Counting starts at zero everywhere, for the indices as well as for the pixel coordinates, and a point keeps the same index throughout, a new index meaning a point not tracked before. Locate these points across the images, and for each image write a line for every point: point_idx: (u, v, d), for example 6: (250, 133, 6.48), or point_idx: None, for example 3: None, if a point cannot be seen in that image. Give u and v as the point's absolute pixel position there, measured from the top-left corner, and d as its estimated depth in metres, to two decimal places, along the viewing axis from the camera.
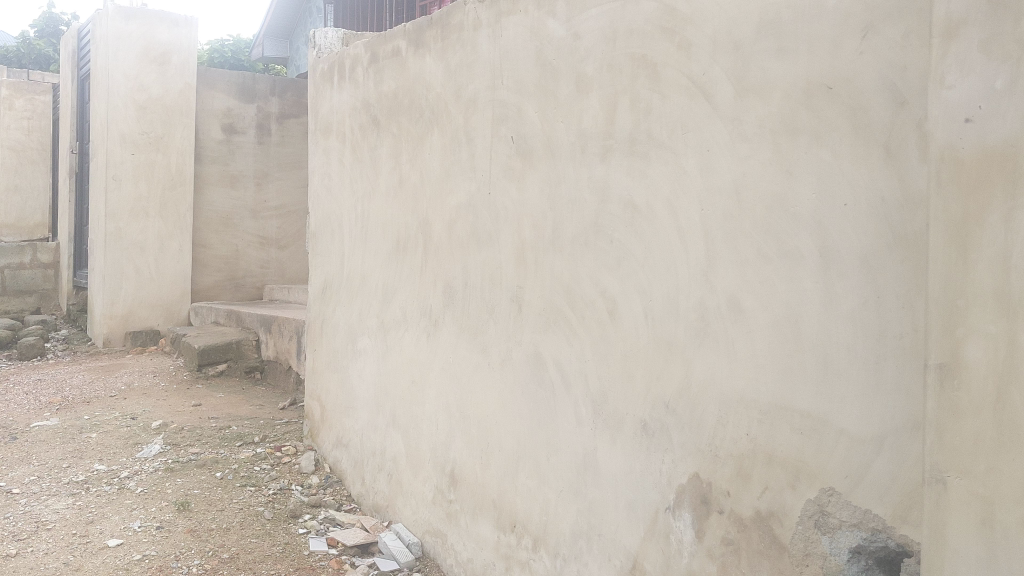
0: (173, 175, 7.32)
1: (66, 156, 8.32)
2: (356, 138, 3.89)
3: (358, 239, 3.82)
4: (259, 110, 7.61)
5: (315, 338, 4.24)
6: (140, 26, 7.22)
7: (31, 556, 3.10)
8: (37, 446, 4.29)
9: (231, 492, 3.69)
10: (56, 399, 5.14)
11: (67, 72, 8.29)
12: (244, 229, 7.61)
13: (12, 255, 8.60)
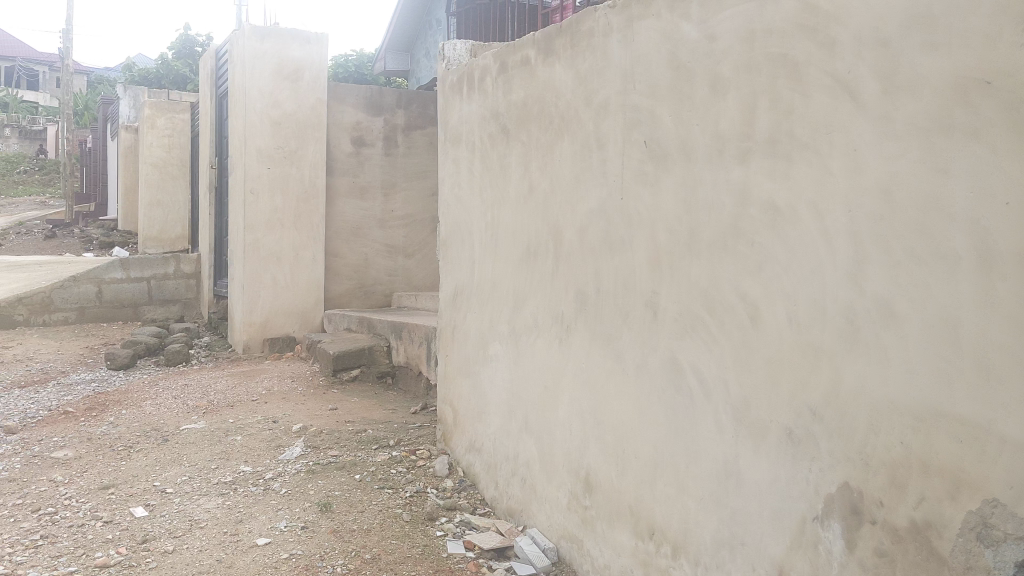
0: (307, 187, 7.58)
1: (205, 171, 8.71)
2: (485, 147, 3.94)
3: (489, 246, 3.87)
4: (386, 122, 7.82)
5: (445, 344, 4.31)
6: (274, 44, 7.44)
7: (187, 552, 3.26)
8: (187, 447, 4.51)
9: (370, 494, 3.79)
10: (202, 403, 5.39)
11: (206, 91, 8.68)
12: (373, 239, 7.83)
13: (157, 266, 9.05)
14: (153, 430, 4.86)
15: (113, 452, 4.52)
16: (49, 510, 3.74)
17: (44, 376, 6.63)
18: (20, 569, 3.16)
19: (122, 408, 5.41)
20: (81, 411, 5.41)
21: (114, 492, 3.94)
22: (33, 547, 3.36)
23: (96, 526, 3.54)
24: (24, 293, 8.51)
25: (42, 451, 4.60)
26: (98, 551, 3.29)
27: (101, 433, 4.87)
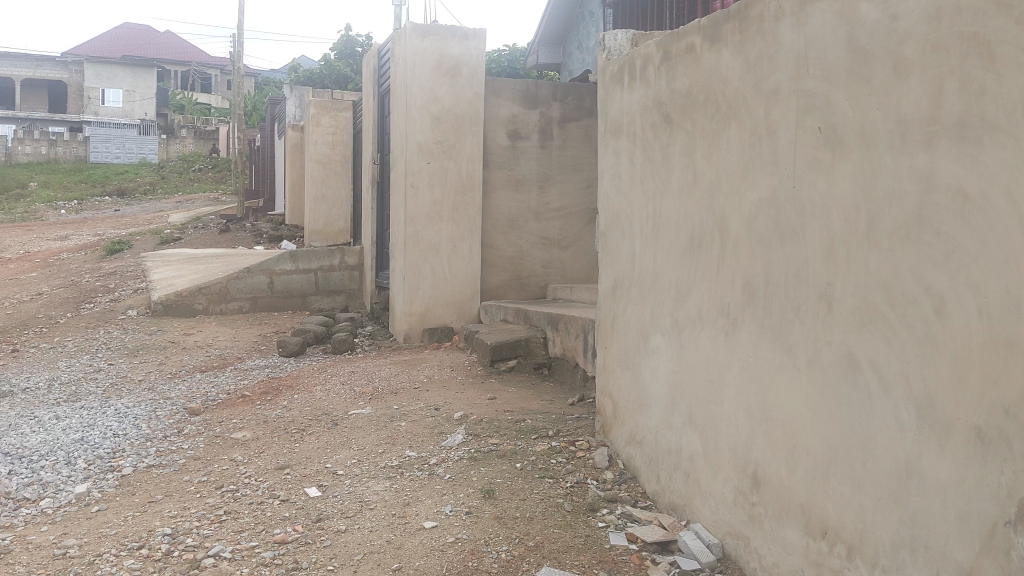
0: (464, 181, 7.69)
1: (368, 166, 8.98)
2: (647, 136, 3.90)
3: (651, 237, 3.83)
4: (542, 115, 7.85)
5: (605, 335, 4.29)
6: (434, 41, 7.53)
7: (359, 532, 3.39)
8: (356, 431, 4.69)
9: (532, 482, 3.83)
10: (368, 390, 5.59)
11: (368, 88, 8.96)
12: (528, 231, 7.89)
13: (324, 258, 9.40)
14: (323, 415, 5.08)
15: (287, 434, 4.74)
16: (231, 487, 3.97)
17: (222, 361, 7.03)
18: (207, 542, 3.36)
19: (293, 393, 5.68)
20: (256, 395, 5.71)
21: (289, 472, 4.14)
22: (218, 521, 3.57)
23: (274, 504, 3.73)
24: (203, 284, 9.06)
25: (223, 432, 4.88)
26: (277, 528, 3.47)
27: (275, 416, 5.12)
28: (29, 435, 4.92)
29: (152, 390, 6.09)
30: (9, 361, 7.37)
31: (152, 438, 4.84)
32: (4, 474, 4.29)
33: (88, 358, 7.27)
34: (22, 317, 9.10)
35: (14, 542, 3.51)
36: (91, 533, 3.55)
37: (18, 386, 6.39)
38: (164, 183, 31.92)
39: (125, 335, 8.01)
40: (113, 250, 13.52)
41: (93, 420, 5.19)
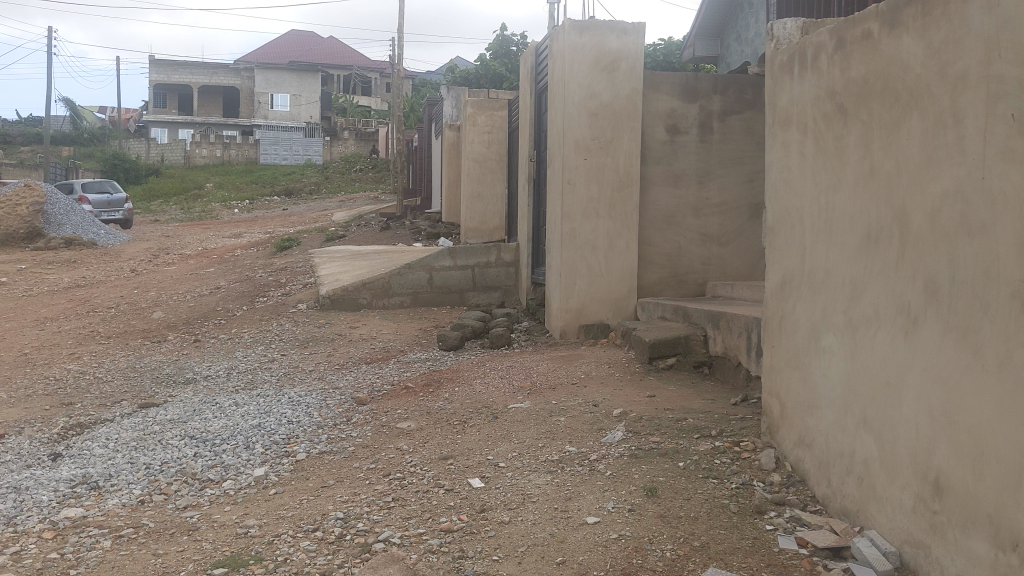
0: (622, 176, 7.45)
1: (525, 164, 9.02)
2: (818, 128, 3.76)
3: (823, 233, 3.69)
4: (701, 108, 7.61)
5: (772, 335, 4.16)
6: (592, 36, 7.29)
7: (522, 524, 3.42)
8: (515, 425, 4.72)
9: (696, 482, 3.76)
10: (527, 384, 5.63)
11: (527, 86, 8.95)
12: (687, 227, 7.64)
13: (480, 255, 9.50)
14: (483, 408, 5.15)
15: (450, 426, 4.84)
16: (398, 475, 4.09)
17: (386, 353, 7.26)
18: (377, 527, 3.48)
19: (454, 386, 5.79)
20: (419, 386, 5.86)
21: (453, 462, 4.22)
22: (386, 508, 3.69)
23: (439, 493, 3.82)
24: (368, 279, 9.35)
25: (388, 421, 5.04)
26: (443, 516, 3.55)
27: (438, 408, 5.24)
28: (212, 420, 5.24)
29: (322, 380, 6.35)
30: (192, 351, 7.85)
31: (322, 426, 5.05)
32: (191, 456, 4.58)
33: (262, 349, 7.66)
34: (203, 309, 9.68)
35: (201, 520, 3.74)
36: (270, 514, 3.73)
37: (200, 374, 6.81)
38: (328, 183, 33.14)
39: (295, 327, 8.39)
40: (283, 246, 14.14)
41: (269, 407, 5.47)
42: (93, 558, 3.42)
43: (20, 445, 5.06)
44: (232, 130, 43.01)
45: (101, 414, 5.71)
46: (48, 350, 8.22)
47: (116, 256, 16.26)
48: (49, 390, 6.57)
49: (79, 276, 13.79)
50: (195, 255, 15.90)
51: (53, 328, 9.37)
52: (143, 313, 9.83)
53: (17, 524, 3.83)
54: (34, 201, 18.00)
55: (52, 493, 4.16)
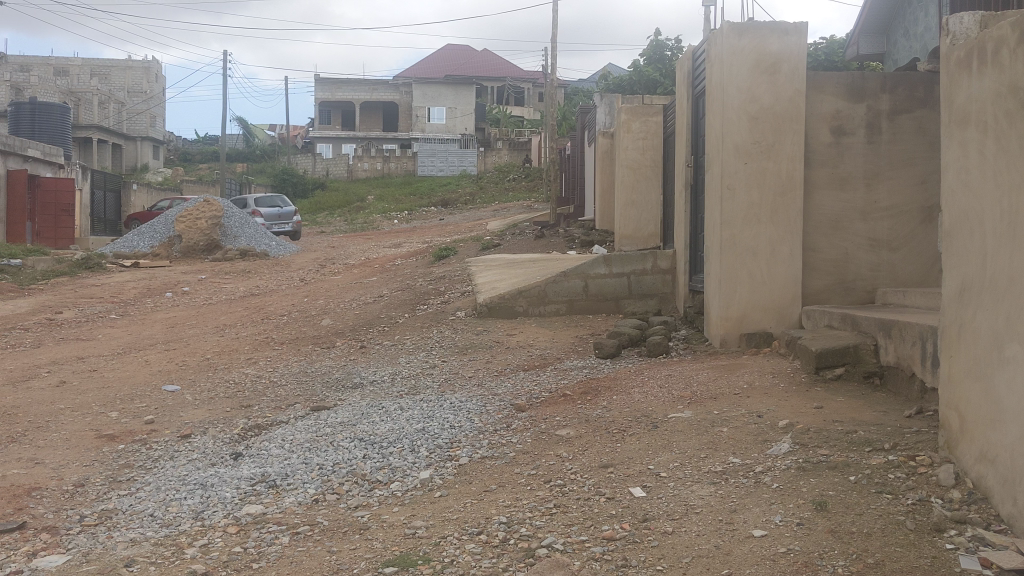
0: (785, 180, 7.22)
1: (682, 169, 8.88)
2: (1000, 126, 3.56)
3: (1006, 236, 3.48)
4: (869, 108, 7.32)
5: (949, 345, 3.95)
6: (752, 39, 7.13)
7: (686, 535, 3.39)
8: (677, 435, 4.67)
9: (868, 497, 3.62)
10: (687, 394, 5.55)
11: (683, 91, 8.82)
12: (855, 231, 7.34)
13: (636, 262, 9.25)
14: (643, 417, 5.11)
15: (609, 434, 4.83)
16: (559, 482, 4.12)
17: (543, 361, 7.33)
18: (541, 533, 3.52)
19: (613, 394, 5.77)
20: (577, 394, 5.88)
21: (613, 471, 4.22)
22: (548, 514, 3.72)
23: (601, 501, 3.82)
24: (524, 286, 9.38)
25: (548, 428, 5.08)
26: (605, 524, 3.55)
27: (597, 415, 5.24)
28: (380, 423, 5.44)
29: (481, 387, 6.48)
30: (359, 357, 8.17)
31: (484, 431, 5.15)
32: (360, 458, 4.76)
33: (424, 356, 7.89)
34: (368, 317, 10.05)
35: (371, 520, 3.89)
36: (436, 516, 3.84)
37: (366, 379, 7.07)
38: (482, 193, 33.60)
39: (455, 334, 8.59)
40: (440, 256, 14.44)
41: (432, 412, 5.62)
42: (273, 552, 3.61)
43: (205, 444, 5.41)
44: (391, 143, 44.40)
45: (277, 416, 6.02)
46: (228, 355, 8.72)
47: (286, 266, 17.08)
48: (229, 393, 6.98)
49: (253, 285, 14.57)
50: (359, 264, 16.49)
51: (231, 335, 9.94)
52: (312, 321, 10.30)
53: (204, 518, 4.10)
54: (212, 215, 19.15)
55: (235, 490, 4.42)
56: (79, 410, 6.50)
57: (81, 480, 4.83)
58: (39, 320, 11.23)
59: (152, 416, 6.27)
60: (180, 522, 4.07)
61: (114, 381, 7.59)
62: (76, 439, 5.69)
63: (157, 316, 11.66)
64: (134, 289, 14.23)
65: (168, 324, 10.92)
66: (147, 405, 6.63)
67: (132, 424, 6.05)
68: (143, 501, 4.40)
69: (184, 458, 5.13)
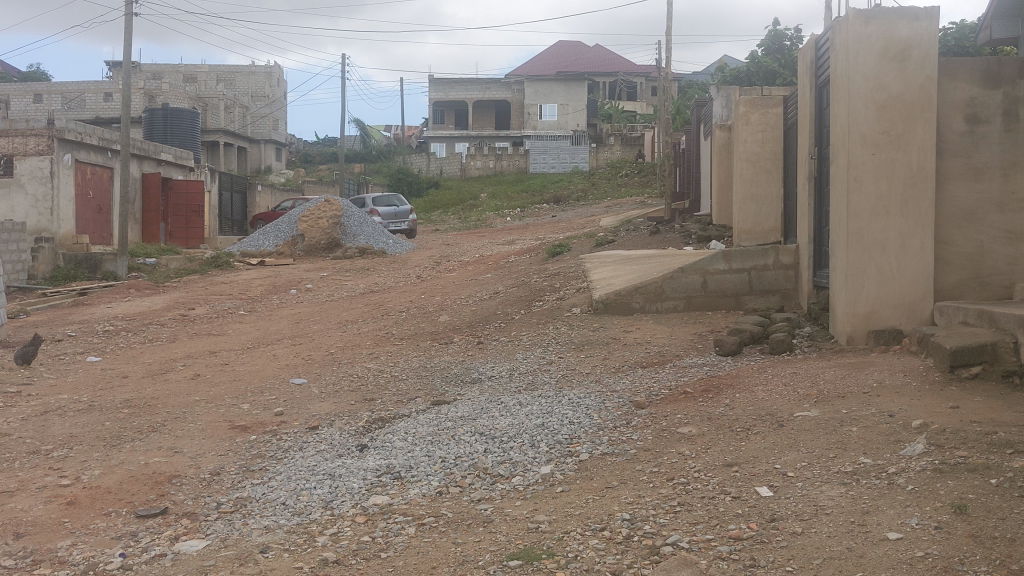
0: (915, 171, 6.93)
1: (805, 161, 8.62)
2: None
3: None
4: (1006, 95, 7.01)
5: None
6: (880, 26, 6.86)
7: (816, 536, 3.30)
8: (803, 434, 4.56)
9: (1011, 501, 3.41)
10: (813, 392, 5.41)
11: (805, 81, 8.58)
12: (991, 224, 7.03)
13: (757, 258, 9.01)
14: (768, 415, 5.00)
15: (733, 433, 4.75)
16: (682, 480, 4.07)
17: (662, 358, 7.25)
18: (665, 530, 3.49)
19: (735, 392, 5.67)
20: (698, 391, 5.79)
21: (738, 470, 4.14)
22: (672, 512, 3.69)
23: (726, 500, 3.76)
24: (640, 283, 9.29)
25: (669, 426, 5.02)
26: (731, 524, 3.50)
27: (719, 414, 5.15)
28: (499, 418, 5.49)
29: (599, 383, 6.46)
30: (477, 352, 8.26)
31: (603, 428, 5.13)
32: (481, 452, 4.82)
33: (541, 352, 7.92)
34: (485, 313, 10.16)
35: (494, 513, 3.93)
36: (558, 511, 3.85)
37: (485, 374, 7.15)
38: (596, 189, 33.51)
39: (572, 330, 8.59)
40: (555, 253, 14.47)
41: (551, 408, 5.64)
42: (400, 543, 3.69)
43: (332, 436, 5.58)
44: (504, 141, 44.72)
45: (399, 409, 6.16)
46: (351, 349, 8.97)
47: (403, 264, 17.40)
48: (354, 386, 7.19)
49: (372, 282, 14.91)
50: (474, 261, 16.69)
51: (353, 330, 10.21)
52: (430, 317, 10.48)
53: (333, 508, 4.22)
54: (333, 214, 19.71)
55: (361, 481, 4.54)
56: (214, 401, 6.80)
57: (217, 469, 5.05)
58: (174, 316, 11.78)
59: (281, 408, 6.51)
60: (310, 511, 4.20)
61: (246, 374, 7.91)
62: (212, 430, 5.95)
63: (283, 312, 12.08)
64: (260, 286, 14.77)
65: (293, 320, 11.29)
66: (275, 397, 6.88)
67: (262, 416, 6.29)
68: (275, 490, 4.57)
69: (312, 449, 5.30)
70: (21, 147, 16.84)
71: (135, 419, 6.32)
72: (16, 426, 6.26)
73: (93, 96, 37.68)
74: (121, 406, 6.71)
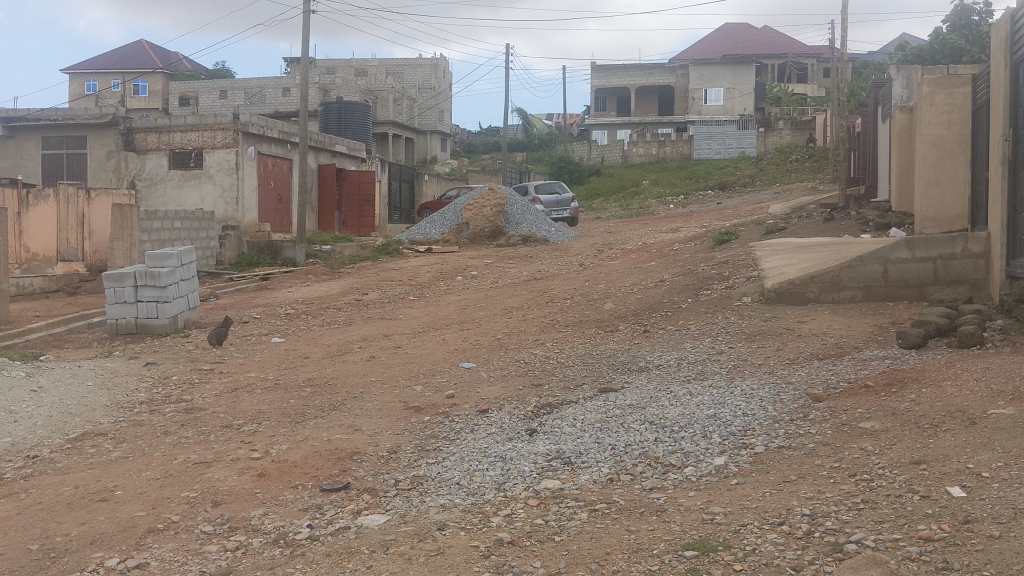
0: None
1: (998, 144, 8.06)
2: None
3: None
4: None
5: None
6: None
7: (1016, 540, 3.09)
8: (998, 433, 4.27)
9: None
10: (1007, 389, 5.06)
11: (999, 59, 8.02)
12: None
13: (944, 245, 8.51)
14: (958, 412, 4.72)
15: (919, 429, 4.52)
16: (865, 477, 3.92)
17: (839, 350, 6.97)
18: (849, 528, 3.37)
19: (921, 387, 5.39)
20: (880, 385, 5.54)
21: (926, 469, 3.94)
22: (855, 509, 3.55)
23: (914, 499, 3.59)
24: (816, 272, 8.95)
25: (849, 420, 4.83)
26: (920, 524, 3.33)
27: (904, 409, 4.91)
28: (670, 407, 5.43)
29: (773, 374, 6.30)
30: (643, 341, 8.21)
31: (779, 420, 4.99)
32: (652, 441, 4.79)
33: (711, 342, 7.80)
34: (651, 301, 10.07)
35: (668, 502, 3.90)
36: (734, 504, 3.78)
37: (652, 362, 7.11)
38: (763, 175, 32.56)
39: (742, 320, 8.41)
40: (721, 240, 14.18)
41: (724, 398, 5.55)
42: (573, 527, 3.73)
43: (502, 420, 5.67)
44: (667, 127, 44.16)
45: (566, 396, 6.21)
46: (518, 335, 9.09)
47: (565, 251, 17.47)
48: (522, 371, 7.30)
49: (536, 270, 15.04)
50: (638, 249, 16.54)
51: (518, 317, 10.34)
52: (596, 304, 10.49)
53: (506, 490, 4.30)
54: (497, 202, 20.01)
55: (533, 465, 4.61)
56: (390, 382, 7.07)
57: (394, 447, 5.24)
58: (348, 300, 12.29)
59: (453, 390, 6.68)
60: (484, 491, 4.30)
61: (418, 357, 8.16)
62: (388, 409, 6.18)
63: (451, 298, 12.38)
64: (429, 272, 15.18)
65: (461, 306, 11.55)
66: (446, 379, 7.09)
67: (435, 398, 6.48)
68: (450, 470, 4.70)
69: (483, 431, 5.42)
70: (210, 140, 17.93)
71: (317, 397, 6.65)
72: (211, 400, 6.72)
73: (274, 92, 39.75)
74: (304, 384, 7.08)
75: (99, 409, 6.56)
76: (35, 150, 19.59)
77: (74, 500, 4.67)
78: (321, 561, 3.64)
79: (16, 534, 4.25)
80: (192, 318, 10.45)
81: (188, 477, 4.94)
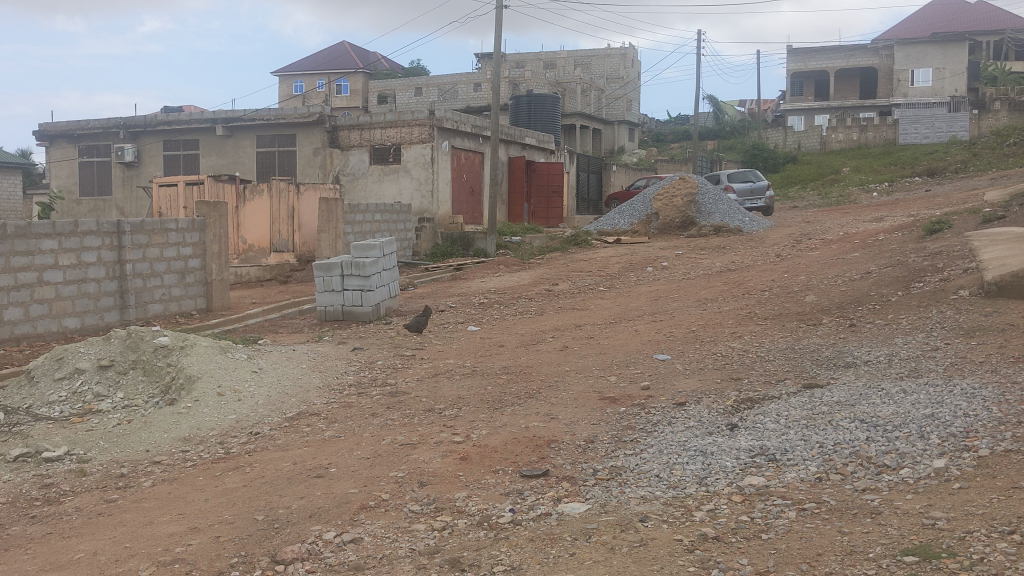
0: None
1: None
2: None
3: None
4: None
5: None
6: None
7: None
8: None
9: None
10: None
11: None
12: None
13: None
14: None
15: None
16: None
17: None
18: None
19: None
20: None
21: None
22: None
23: None
24: None
25: None
26: None
27: None
28: (882, 405, 5.18)
29: (996, 373, 5.87)
30: (848, 335, 7.86)
31: (1006, 422, 4.64)
32: (863, 440, 4.58)
33: (923, 337, 7.37)
34: (856, 294, 9.63)
35: (882, 505, 3.73)
36: (957, 509, 3.56)
37: (860, 358, 6.80)
38: (978, 160, 30.36)
39: (959, 315, 7.89)
40: (932, 229, 13.37)
41: (941, 397, 5.23)
42: (781, 526, 3.63)
43: (700, 413, 5.59)
44: (869, 112, 41.99)
45: (768, 391, 6.04)
46: (713, 328, 8.94)
47: (761, 242, 16.94)
48: (719, 364, 7.17)
49: (729, 260, 14.68)
50: (838, 240, 15.82)
51: (713, 308, 10.15)
52: (795, 296, 10.15)
53: (708, 484, 4.24)
54: (688, 192, 19.67)
55: (735, 461, 4.51)
56: (585, 372, 7.12)
57: (591, 437, 5.28)
58: (540, 291, 12.45)
59: (648, 382, 6.66)
60: (685, 485, 4.25)
61: (612, 348, 8.17)
62: (584, 399, 6.22)
63: (643, 289, 12.30)
64: (619, 264, 15.14)
65: (653, 297, 11.46)
66: (641, 371, 7.06)
67: (630, 389, 6.46)
68: (648, 462, 4.67)
69: (681, 425, 5.35)
70: (408, 136, 18.62)
71: (513, 385, 6.79)
72: (414, 385, 7.00)
73: (465, 87, 40.70)
74: (501, 372, 7.25)
75: (313, 390, 6.97)
76: (250, 148, 20.96)
77: (294, 475, 4.99)
78: (524, 545, 3.72)
79: (243, 504, 4.59)
80: (393, 306, 10.91)
81: (396, 457, 5.16)
